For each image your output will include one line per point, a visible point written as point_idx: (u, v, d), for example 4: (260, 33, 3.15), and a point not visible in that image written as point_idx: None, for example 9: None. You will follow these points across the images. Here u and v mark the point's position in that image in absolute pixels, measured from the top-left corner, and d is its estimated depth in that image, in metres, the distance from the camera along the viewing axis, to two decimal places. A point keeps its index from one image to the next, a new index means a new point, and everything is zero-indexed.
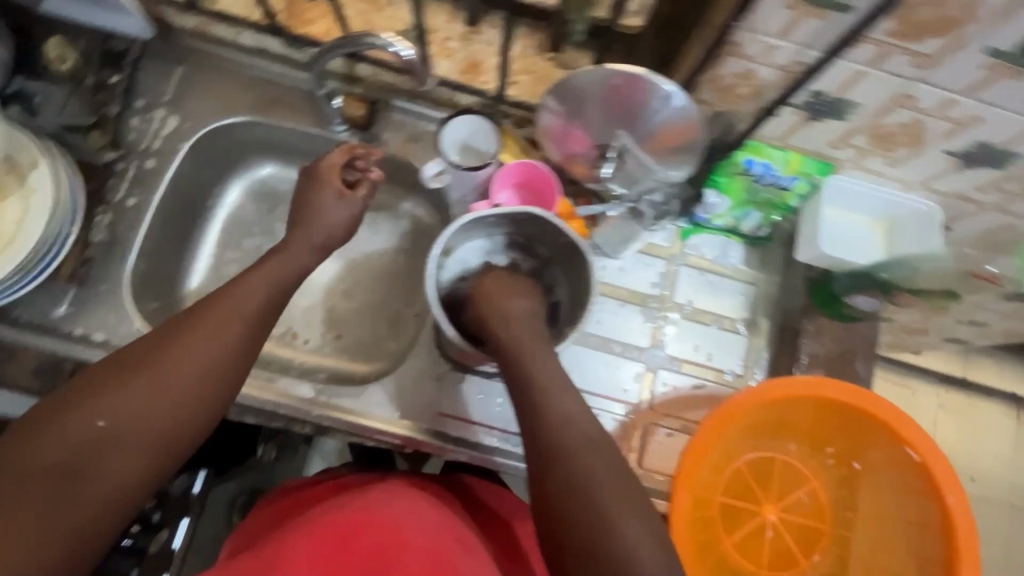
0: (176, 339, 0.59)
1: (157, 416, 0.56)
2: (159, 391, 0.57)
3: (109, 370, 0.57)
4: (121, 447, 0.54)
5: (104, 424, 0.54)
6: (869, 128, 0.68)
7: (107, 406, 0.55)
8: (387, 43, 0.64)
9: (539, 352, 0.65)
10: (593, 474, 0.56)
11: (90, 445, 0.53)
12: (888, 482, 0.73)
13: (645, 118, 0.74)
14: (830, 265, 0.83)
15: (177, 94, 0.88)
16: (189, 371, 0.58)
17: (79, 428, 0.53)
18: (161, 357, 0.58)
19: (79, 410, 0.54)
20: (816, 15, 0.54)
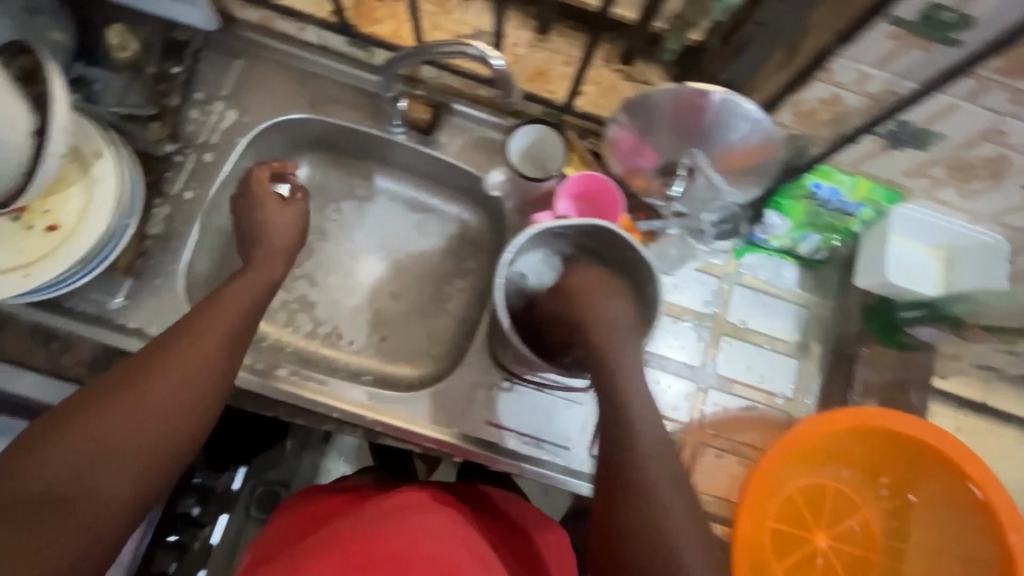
0: (162, 355, 0.60)
1: (148, 428, 0.56)
2: (151, 403, 0.56)
3: (92, 394, 0.56)
4: (112, 463, 0.53)
5: (93, 440, 0.53)
6: (949, 160, 0.67)
7: (95, 425, 0.53)
8: (479, 54, 0.62)
9: (626, 349, 0.65)
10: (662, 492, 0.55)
11: (78, 465, 0.51)
12: (944, 517, 0.72)
13: (721, 138, 0.72)
14: (892, 293, 0.82)
15: (236, 87, 0.87)
16: (178, 381, 0.59)
17: (65, 449, 0.52)
18: (147, 372, 0.58)
19: (65, 432, 0.52)
20: (921, 47, 0.54)
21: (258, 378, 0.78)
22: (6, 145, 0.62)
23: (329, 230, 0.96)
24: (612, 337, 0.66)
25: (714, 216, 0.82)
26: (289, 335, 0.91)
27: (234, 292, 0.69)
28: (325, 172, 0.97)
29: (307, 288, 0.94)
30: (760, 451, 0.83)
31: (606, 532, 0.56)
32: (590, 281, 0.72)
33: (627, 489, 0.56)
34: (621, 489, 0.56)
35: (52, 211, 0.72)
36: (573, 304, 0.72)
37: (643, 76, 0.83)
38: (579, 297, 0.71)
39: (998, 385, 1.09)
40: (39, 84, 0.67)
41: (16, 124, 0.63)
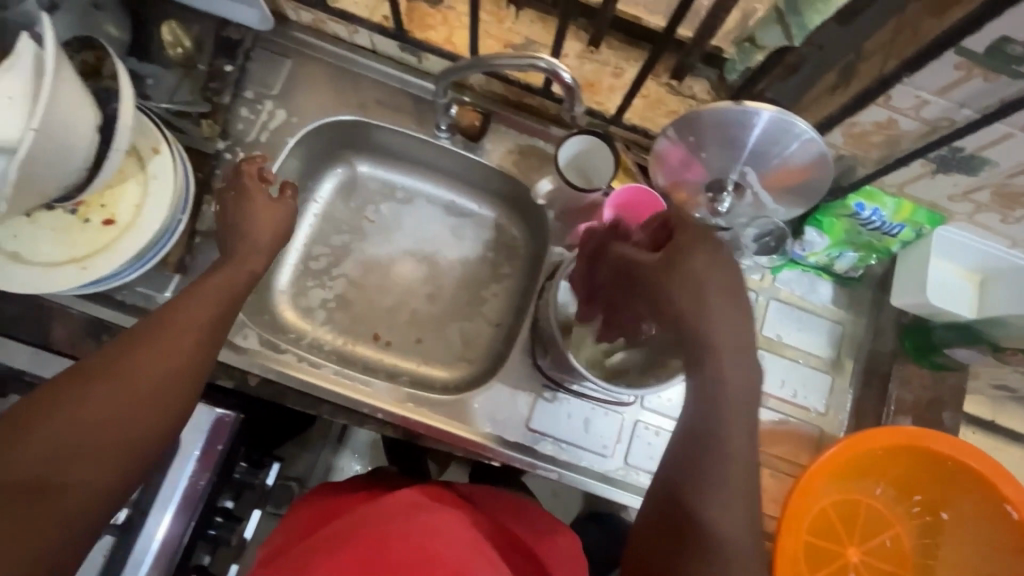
0: (144, 339, 0.55)
1: (131, 419, 0.51)
2: (134, 392, 0.52)
3: (69, 379, 0.51)
4: (90, 457, 0.48)
5: (72, 430, 0.48)
6: (996, 187, 0.69)
7: (72, 414, 0.49)
8: (549, 68, 0.65)
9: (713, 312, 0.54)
10: (729, 514, 0.51)
11: (55, 458, 0.47)
12: (978, 536, 0.73)
13: (773, 157, 0.73)
14: (929, 313, 0.83)
15: (285, 87, 0.88)
16: (163, 369, 0.54)
17: (43, 441, 0.47)
18: (128, 355, 0.53)
19: (40, 421, 0.48)
20: (984, 78, 0.55)
21: (305, 376, 0.80)
22: (78, 139, 0.63)
23: (368, 231, 0.97)
24: (712, 339, 0.54)
25: (754, 230, 0.81)
26: (327, 334, 0.92)
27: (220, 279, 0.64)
28: (368, 173, 0.98)
29: (345, 288, 0.94)
30: (793, 463, 0.85)
31: (653, 532, 0.54)
32: (697, 264, 0.55)
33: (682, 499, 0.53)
34: (682, 497, 0.53)
35: (109, 205, 0.73)
36: (674, 283, 0.56)
37: (688, 90, 0.84)
38: (681, 278, 0.56)
39: (1007, 403, 1.12)
40: (103, 79, 0.71)
41: (88, 119, 0.64)
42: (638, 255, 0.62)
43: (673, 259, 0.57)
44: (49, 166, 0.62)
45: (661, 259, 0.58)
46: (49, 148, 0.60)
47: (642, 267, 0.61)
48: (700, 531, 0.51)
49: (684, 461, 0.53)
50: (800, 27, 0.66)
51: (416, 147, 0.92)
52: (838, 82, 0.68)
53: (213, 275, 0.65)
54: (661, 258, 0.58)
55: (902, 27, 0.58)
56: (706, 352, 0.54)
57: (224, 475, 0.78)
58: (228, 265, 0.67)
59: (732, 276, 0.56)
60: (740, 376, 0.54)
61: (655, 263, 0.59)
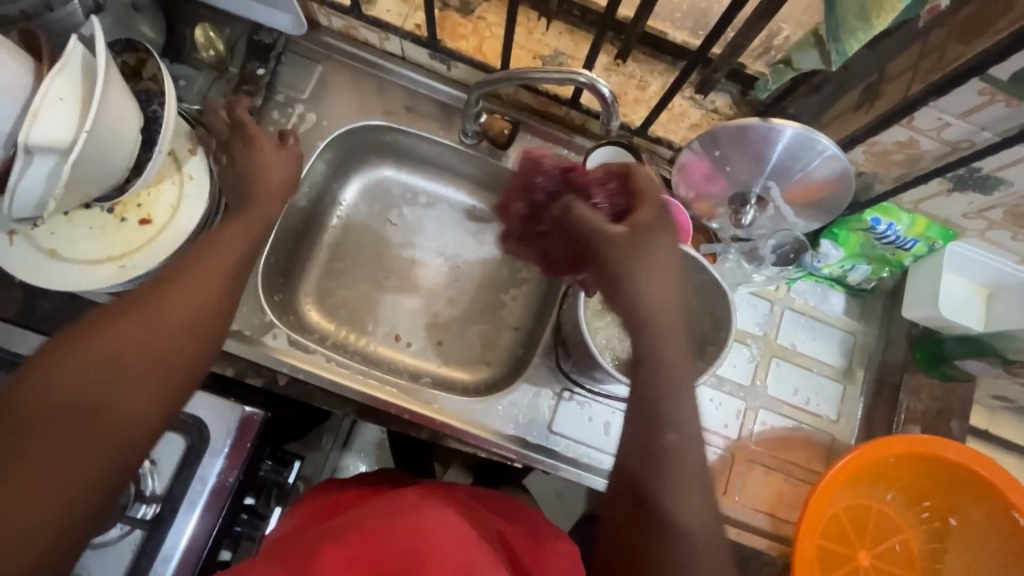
0: (169, 287, 0.56)
1: (157, 358, 0.52)
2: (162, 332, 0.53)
3: (113, 311, 0.53)
4: (123, 391, 0.49)
5: (107, 364, 0.49)
6: (1010, 206, 0.71)
7: (104, 350, 0.49)
8: (588, 82, 0.67)
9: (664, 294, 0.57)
10: (682, 486, 0.54)
11: (99, 379, 0.48)
12: (984, 541, 0.76)
13: (796, 172, 0.75)
14: (939, 326, 0.86)
15: (316, 91, 0.89)
16: (190, 315, 0.55)
17: (87, 362, 0.48)
18: (164, 292, 0.55)
19: (74, 355, 0.48)
20: (1005, 104, 0.57)
21: (331, 376, 0.81)
22: (121, 140, 0.65)
23: (391, 234, 0.98)
24: (657, 324, 0.57)
25: (774, 242, 0.84)
26: (351, 335, 0.93)
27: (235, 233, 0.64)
28: (393, 177, 0.99)
29: (369, 289, 0.96)
30: (806, 469, 0.87)
31: (621, 516, 0.56)
32: (658, 250, 0.58)
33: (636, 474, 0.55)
34: (637, 474, 0.55)
35: (145, 205, 0.74)
36: (638, 266, 0.57)
37: (711, 104, 0.86)
38: (642, 262, 0.57)
39: (1003, 412, 1.16)
40: (143, 80, 0.73)
41: (131, 120, 0.66)
42: (603, 224, 0.59)
43: (637, 240, 0.58)
44: (95, 166, 0.63)
45: (627, 236, 0.58)
46: (97, 148, 0.61)
47: (604, 237, 0.59)
48: (656, 505, 0.54)
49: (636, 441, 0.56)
50: (839, 53, 0.61)
51: (443, 153, 0.94)
52: (860, 101, 0.71)
53: (228, 224, 0.66)
54: (628, 235, 0.58)
55: (927, 52, 0.61)
56: (646, 332, 0.57)
57: (250, 471, 0.79)
58: (242, 213, 0.67)
59: (678, 263, 0.60)
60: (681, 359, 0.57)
61: (619, 237, 0.58)
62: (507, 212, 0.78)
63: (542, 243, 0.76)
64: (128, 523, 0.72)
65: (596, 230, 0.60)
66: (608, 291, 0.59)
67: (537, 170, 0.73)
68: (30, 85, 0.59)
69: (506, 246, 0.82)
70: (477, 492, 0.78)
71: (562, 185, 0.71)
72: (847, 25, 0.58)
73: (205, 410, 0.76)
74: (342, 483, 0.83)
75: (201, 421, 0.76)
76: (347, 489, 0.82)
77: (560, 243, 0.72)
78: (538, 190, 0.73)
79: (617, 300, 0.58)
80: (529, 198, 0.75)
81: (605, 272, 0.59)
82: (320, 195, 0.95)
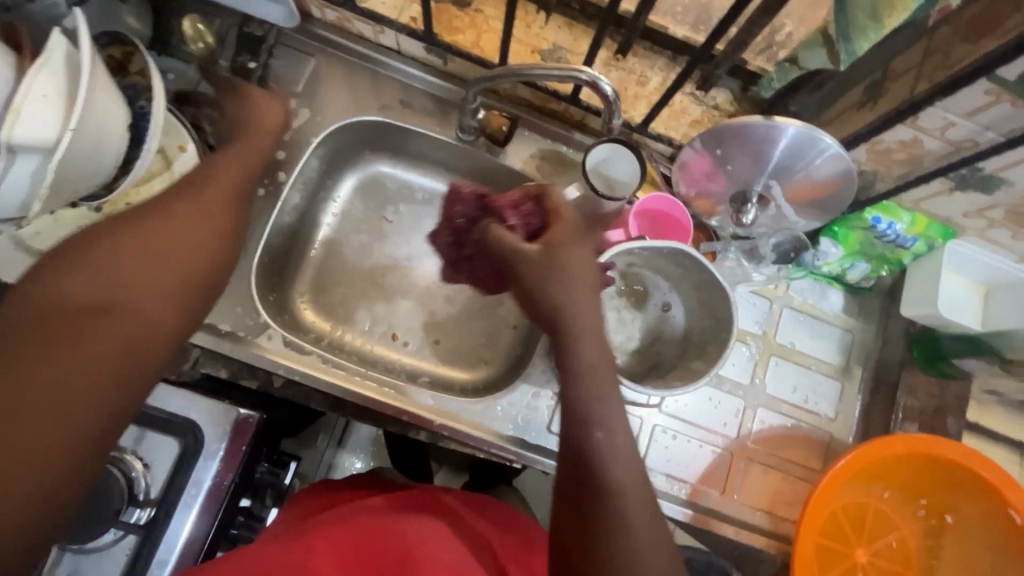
0: (175, 206, 0.53)
1: (171, 262, 0.49)
2: (176, 244, 0.50)
3: (123, 221, 0.50)
4: (147, 294, 0.46)
5: (125, 267, 0.46)
6: (1011, 206, 0.71)
7: (121, 256, 0.46)
8: (590, 80, 0.66)
9: (584, 298, 0.57)
10: (619, 479, 0.49)
11: (112, 281, 0.45)
12: (980, 538, 0.77)
13: (797, 171, 0.74)
14: (937, 324, 0.86)
15: (309, 85, 0.87)
16: (203, 233, 0.53)
17: (98, 264, 0.45)
18: (170, 207, 0.53)
19: (86, 256, 0.45)
20: (1012, 104, 0.57)
21: (327, 377, 0.79)
22: (108, 137, 0.63)
23: (387, 231, 0.97)
24: (571, 326, 0.55)
25: (775, 241, 0.85)
26: (347, 335, 0.92)
27: (227, 170, 0.62)
28: (390, 174, 0.97)
29: (365, 288, 0.94)
30: (803, 467, 0.87)
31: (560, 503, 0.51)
32: (570, 262, 0.58)
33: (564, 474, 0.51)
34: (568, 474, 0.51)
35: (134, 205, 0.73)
36: (551, 281, 0.57)
37: (712, 101, 0.84)
38: (554, 275, 0.57)
39: (995, 407, 1.18)
40: (130, 74, 0.71)
41: (118, 117, 0.64)
42: (517, 245, 0.61)
43: (548, 256, 0.58)
44: (82, 164, 0.61)
45: (539, 254, 0.59)
46: (83, 147, 0.60)
47: (518, 256, 0.60)
48: (595, 498, 0.49)
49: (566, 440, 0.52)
50: (848, 53, 0.61)
51: (440, 149, 0.92)
52: (863, 99, 0.70)
53: (218, 159, 0.63)
54: (540, 252, 0.59)
55: (933, 51, 0.60)
56: (561, 336, 0.56)
57: (247, 474, 0.79)
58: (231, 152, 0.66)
59: (593, 270, 0.59)
60: (598, 357, 0.55)
61: (532, 256, 0.59)
62: (438, 244, 0.81)
63: (475, 261, 0.77)
64: (120, 527, 0.71)
65: (511, 252, 0.61)
66: (527, 306, 0.60)
67: (456, 200, 0.76)
68: (12, 80, 0.57)
69: (444, 271, 0.84)
70: (471, 499, 0.82)
71: (480, 212, 0.74)
72: (857, 26, 0.57)
73: (200, 413, 0.75)
74: (330, 485, 0.85)
75: (196, 424, 0.74)
76: (337, 489, 0.84)
77: (490, 263, 0.74)
78: (462, 225, 0.76)
79: (536, 314, 0.58)
80: (457, 230, 0.77)
81: (522, 290, 0.60)
82: (315, 192, 0.93)
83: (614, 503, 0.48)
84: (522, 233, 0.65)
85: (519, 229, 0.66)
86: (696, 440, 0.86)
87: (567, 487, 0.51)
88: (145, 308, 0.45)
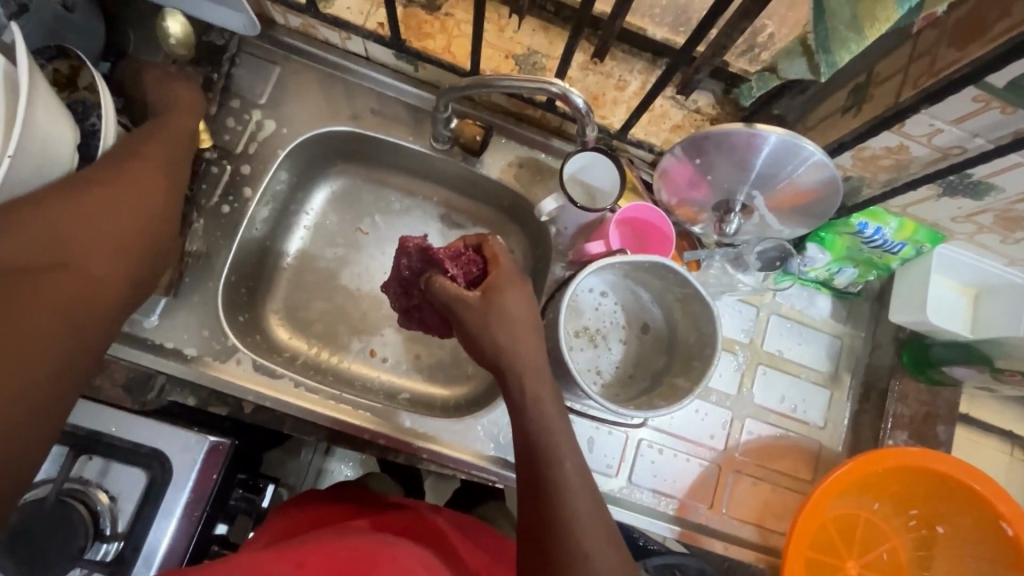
0: (113, 173, 0.61)
1: (111, 230, 0.58)
2: (113, 213, 0.59)
3: (69, 184, 0.58)
4: (87, 253, 0.56)
5: (66, 233, 0.55)
6: (1000, 211, 0.69)
7: (61, 223, 0.55)
8: (560, 92, 0.63)
9: (534, 336, 0.61)
10: (579, 502, 0.52)
11: (61, 238, 0.55)
12: (971, 549, 0.75)
13: (779, 180, 0.72)
14: (926, 330, 0.84)
15: (274, 96, 0.83)
16: (138, 204, 0.61)
17: (48, 223, 0.54)
18: (114, 173, 0.61)
19: (38, 216, 0.54)
20: (1001, 110, 0.54)
21: (299, 402, 0.76)
22: (53, 161, 0.59)
23: (363, 243, 0.93)
24: (517, 365, 0.59)
25: (760, 249, 0.82)
26: (323, 353, 0.89)
27: (164, 142, 0.68)
28: (365, 184, 0.94)
29: (342, 302, 0.91)
30: (792, 477, 0.86)
31: (526, 522, 0.53)
32: (512, 306, 0.61)
33: (528, 506, 0.54)
34: (534, 505, 0.53)
35: None
36: (493, 324, 0.60)
37: (693, 104, 0.81)
38: (496, 320, 0.60)
39: (985, 401, 1.17)
40: (79, 90, 0.66)
41: (64, 138, 0.60)
42: (460, 292, 0.63)
43: (490, 302, 0.62)
44: (27, 192, 0.58)
45: (481, 300, 0.62)
46: (26, 175, 0.56)
47: (462, 303, 0.63)
48: (553, 525, 0.51)
49: (528, 473, 0.55)
50: (829, 64, 0.58)
51: (414, 159, 0.89)
52: (848, 103, 0.67)
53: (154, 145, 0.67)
54: (482, 298, 0.62)
55: (919, 55, 0.58)
56: (508, 373, 0.59)
57: (222, 499, 0.76)
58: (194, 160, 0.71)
59: (531, 312, 0.62)
60: (543, 397, 0.57)
61: (477, 304, 0.62)
62: (388, 292, 0.79)
63: (419, 313, 0.76)
64: (84, 566, 0.67)
65: (456, 301, 0.63)
66: (473, 350, 0.62)
67: (403, 253, 0.73)
68: None
69: (398, 319, 0.81)
70: (459, 519, 0.79)
71: (424, 265, 0.71)
72: (837, 33, 0.54)
73: (168, 443, 0.71)
74: (313, 499, 0.81)
75: (163, 454, 0.71)
76: (316, 502, 0.80)
77: (435, 313, 0.74)
78: (411, 278, 0.73)
79: (484, 360, 0.61)
80: (402, 279, 0.75)
81: (468, 335, 0.62)
82: (286, 206, 0.89)
83: (572, 525, 0.51)
84: (466, 282, 0.67)
85: (461, 279, 0.67)
86: (682, 454, 0.84)
87: (531, 516, 0.53)
88: (88, 265, 0.56)
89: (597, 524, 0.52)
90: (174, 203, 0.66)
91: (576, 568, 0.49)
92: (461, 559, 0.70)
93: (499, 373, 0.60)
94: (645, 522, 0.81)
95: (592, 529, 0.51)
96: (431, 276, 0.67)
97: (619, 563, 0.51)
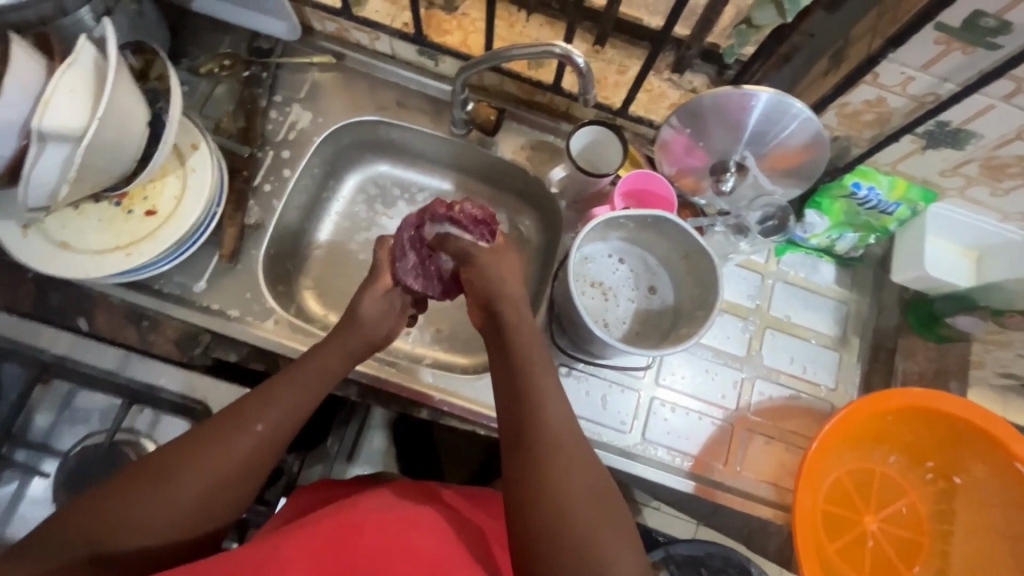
0: (177, 463, 0.57)
1: (193, 494, 0.57)
2: (157, 508, 0.55)
3: (193, 438, 0.59)
4: (154, 516, 0.55)
5: (145, 498, 0.55)
6: (984, 160, 0.73)
7: (152, 483, 0.56)
8: (563, 53, 0.70)
9: (489, 267, 0.72)
10: (569, 473, 0.57)
11: (144, 499, 0.55)
12: (991, 496, 0.75)
13: (769, 137, 0.80)
14: (930, 287, 0.86)
15: (311, 92, 0.93)
16: (173, 511, 0.56)
17: (146, 483, 0.56)
18: (232, 427, 0.60)
19: (145, 473, 0.56)
20: (963, 50, 0.61)
21: None
22: (134, 131, 0.69)
23: (387, 225, 1.00)
24: (506, 324, 0.68)
25: (759, 212, 0.85)
26: None
27: (268, 407, 0.62)
28: (389, 173, 1.02)
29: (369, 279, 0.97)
30: (806, 437, 0.87)
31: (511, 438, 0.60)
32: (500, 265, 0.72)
33: (516, 471, 0.58)
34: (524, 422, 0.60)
35: (151, 198, 0.78)
36: (504, 274, 0.72)
37: (689, 84, 0.89)
38: (493, 268, 0.72)
39: None
40: (151, 80, 0.78)
41: (139, 115, 0.69)
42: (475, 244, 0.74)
43: (494, 259, 0.73)
44: (108, 154, 0.67)
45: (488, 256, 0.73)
46: (110, 140, 0.66)
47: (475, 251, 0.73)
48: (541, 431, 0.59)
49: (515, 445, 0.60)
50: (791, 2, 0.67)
51: (436, 147, 0.98)
52: (829, 66, 0.74)
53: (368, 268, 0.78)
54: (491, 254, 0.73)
55: (885, 11, 0.65)
56: (496, 297, 0.70)
57: None
58: None
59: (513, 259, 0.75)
60: (532, 361, 0.64)
61: (496, 254, 0.73)
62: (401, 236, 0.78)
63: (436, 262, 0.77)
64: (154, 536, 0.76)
65: (478, 255, 0.72)
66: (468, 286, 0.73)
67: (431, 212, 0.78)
68: (43, 78, 0.63)
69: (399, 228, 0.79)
70: (467, 491, 0.78)
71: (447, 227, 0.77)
72: None
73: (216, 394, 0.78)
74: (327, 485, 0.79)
75: (198, 403, 0.77)
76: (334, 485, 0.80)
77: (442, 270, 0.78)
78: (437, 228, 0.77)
79: (488, 306, 0.70)
80: (417, 241, 0.78)
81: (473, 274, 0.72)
82: (318, 191, 0.97)
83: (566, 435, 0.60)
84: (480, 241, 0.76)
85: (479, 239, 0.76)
86: (695, 412, 0.86)
87: (524, 468, 0.58)
88: (147, 529, 0.55)
89: (586, 499, 0.56)
90: (279, 440, 0.62)
91: (573, 508, 0.56)
92: (474, 528, 0.70)
93: (491, 323, 0.69)
94: (662, 478, 0.83)
95: (579, 464, 0.58)
96: (445, 234, 0.76)
97: (620, 540, 0.56)
